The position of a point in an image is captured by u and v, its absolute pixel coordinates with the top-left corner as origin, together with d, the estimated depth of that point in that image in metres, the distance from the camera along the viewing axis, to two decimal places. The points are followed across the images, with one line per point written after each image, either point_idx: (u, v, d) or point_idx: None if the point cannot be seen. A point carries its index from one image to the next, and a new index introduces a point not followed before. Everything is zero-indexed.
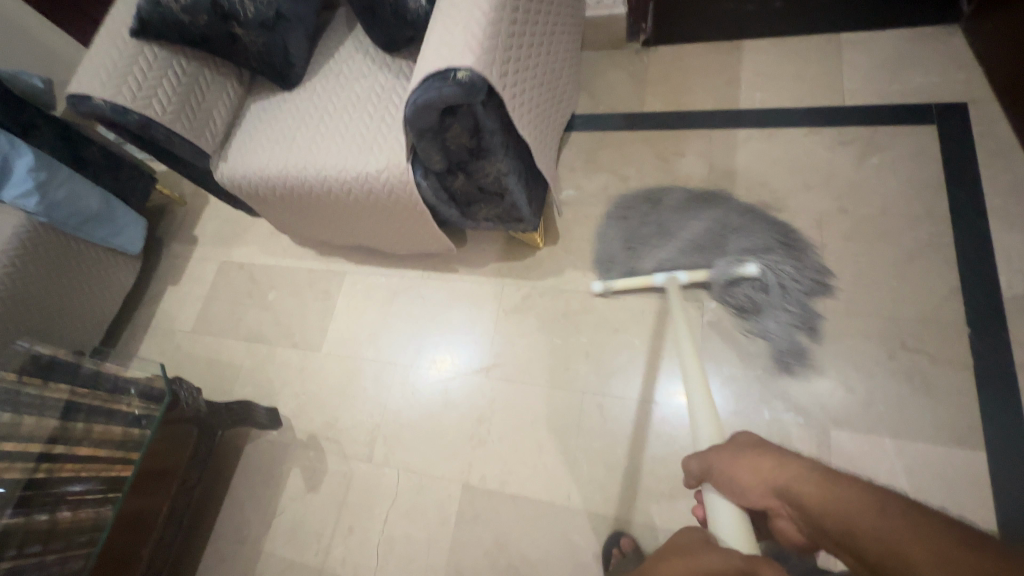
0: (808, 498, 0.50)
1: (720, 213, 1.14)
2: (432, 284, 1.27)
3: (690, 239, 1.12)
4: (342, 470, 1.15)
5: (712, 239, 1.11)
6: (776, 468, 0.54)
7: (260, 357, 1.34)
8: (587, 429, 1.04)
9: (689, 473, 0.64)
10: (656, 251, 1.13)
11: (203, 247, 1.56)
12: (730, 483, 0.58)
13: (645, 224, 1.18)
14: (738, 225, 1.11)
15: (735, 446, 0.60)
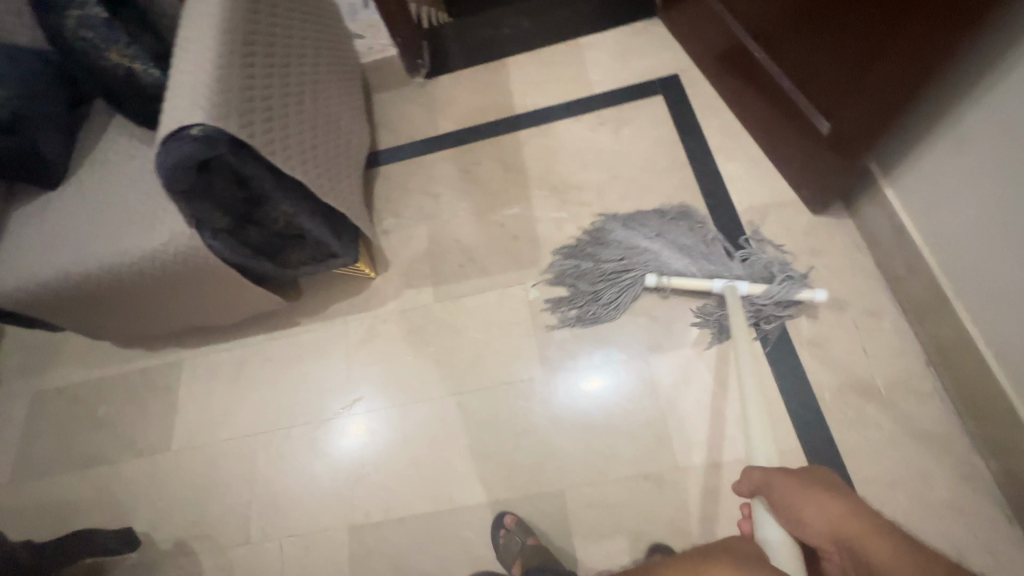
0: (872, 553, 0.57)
1: (679, 222, 1.16)
2: (278, 343, 1.25)
3: (656, 260, 1.11)
4: (223, 564, 1.06)
5: (679, 248, 1.11)
6: (841, 519, 0.60)
7: (103, 479, 1.20)
8: (457, 429, 1.09)
9: (747, 478, 0.71)
10: (632, 280, 1.11)
11: (8, 383, 1.37)
12: (786, 509, 0.65)
13: (607, 261, 1.13)
14: (695, 232, 1.13)
15: (807, 478, 0.66)
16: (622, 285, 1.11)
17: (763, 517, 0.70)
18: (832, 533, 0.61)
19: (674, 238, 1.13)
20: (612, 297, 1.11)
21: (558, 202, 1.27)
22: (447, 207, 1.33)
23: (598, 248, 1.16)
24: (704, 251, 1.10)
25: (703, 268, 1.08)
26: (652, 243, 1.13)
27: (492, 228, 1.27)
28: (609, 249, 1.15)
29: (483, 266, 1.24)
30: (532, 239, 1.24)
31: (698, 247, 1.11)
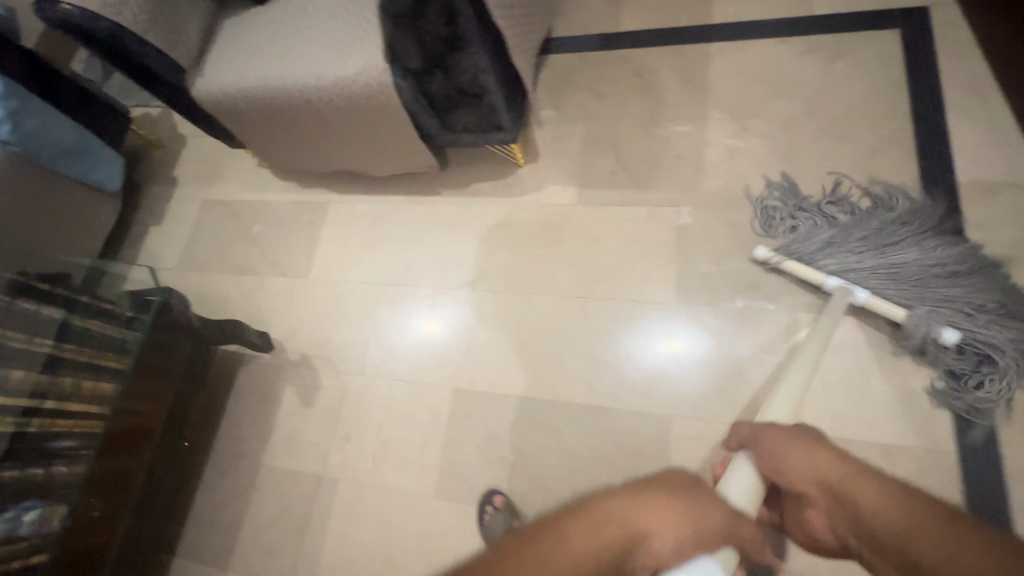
0: (859, 500, 0.59)
1: (965, 270, 0.90)
2: (416, 207, 1.29)
3: (889, 262, 0.93)
4: (338, 386, 1.18)
5: (914, 276, 0.91)
6: (828, 466, 0.62)
7: (249, 286, 1.35)
8: (573, 330, 1.09)
9: (738, 431, 0.72)
10: (846, 251, 0.96)
11: (184, 187, 1.55)
12: (773, 458, 0.66)
13: (857, 229, 0.97)
14: (960, 296, 0.88)
15: (789, 429, 0.68)
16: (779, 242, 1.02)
17: (732, 468, 0.70)
18: (818, 479, 0.62)
19: (926, 268, 0.91)
20: (806, 258, 0.99)
21: (736, 128, 1.15)
22: (610, 110, 1.24)
23: (871, 215, 0.98)
24: (934, 303, 0.89)
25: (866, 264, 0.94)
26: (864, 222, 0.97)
27: (654, 142, 1.19)
28: (865, 221, 0.97)
29: (636, 179, 1.17)
30: (697, 162, 1.14)
31: (931, 292, 0.90)
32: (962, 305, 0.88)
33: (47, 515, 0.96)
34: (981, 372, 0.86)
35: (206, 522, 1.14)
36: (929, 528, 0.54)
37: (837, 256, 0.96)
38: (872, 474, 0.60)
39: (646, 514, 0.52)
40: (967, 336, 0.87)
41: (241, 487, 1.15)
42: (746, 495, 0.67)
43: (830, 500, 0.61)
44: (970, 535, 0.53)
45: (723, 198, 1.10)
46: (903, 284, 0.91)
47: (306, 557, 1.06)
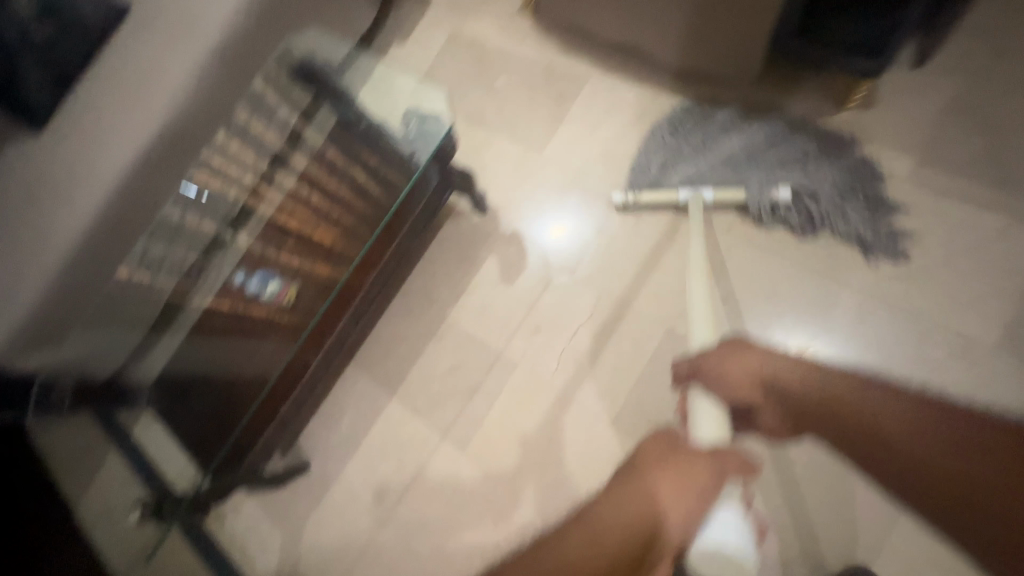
0: (789, 384, 0.69)
1: (780, 137, 1.05)
2: (694, 118, 1.12)
3: (704, 174, 1.07)
4: (547, 277, 1.13)
5: (730, 158, 1.06)
6: (761, 364, 0.70)
7: (477, 139, 1.28)
8: (832, 322, 0.99)
9: (678, 366, 0.72)
10: (689, 165, 1.08)
11: (435, 9, 1.45)
12: (716, 379, 0.70)
13: (686, 142, 1.10)
14: (820, 170, 1.02)
15: (718, 352, 0.72)
16: (668, 171, 1.10)
17: (693, 409, 0.68)
18: (756, 379, 0.70)
19: (802, 172, 1.02)
20: (659, 182, 1.10)
21: None
22: None
23: (692, 137, 1.10)
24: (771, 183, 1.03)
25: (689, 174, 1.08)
26: (722, 136, 1.08)
27: None
28: (717, 141, 1.08)
29: None
30: None
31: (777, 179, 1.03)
32: (806, 184, 1.01)
33: (286, 291, 1.05)
34: (817, 217, 1.01)
35: (384, 347, 1.20)
36: (861, 400, 0.66)
37: (694, 177, 1.07)
38: (791, 359, 0.72)
39: (627, 504, 0.58)
40: (805, 187, 1.01)
41: (423, 330, 1.19)
42: (719, 433, 0.65)
43: (775, 395, 0.71)
44: (903, 397, 0.66)
45: None
46: (732, 171, 1.06)
47: (467, 418, 1.09)
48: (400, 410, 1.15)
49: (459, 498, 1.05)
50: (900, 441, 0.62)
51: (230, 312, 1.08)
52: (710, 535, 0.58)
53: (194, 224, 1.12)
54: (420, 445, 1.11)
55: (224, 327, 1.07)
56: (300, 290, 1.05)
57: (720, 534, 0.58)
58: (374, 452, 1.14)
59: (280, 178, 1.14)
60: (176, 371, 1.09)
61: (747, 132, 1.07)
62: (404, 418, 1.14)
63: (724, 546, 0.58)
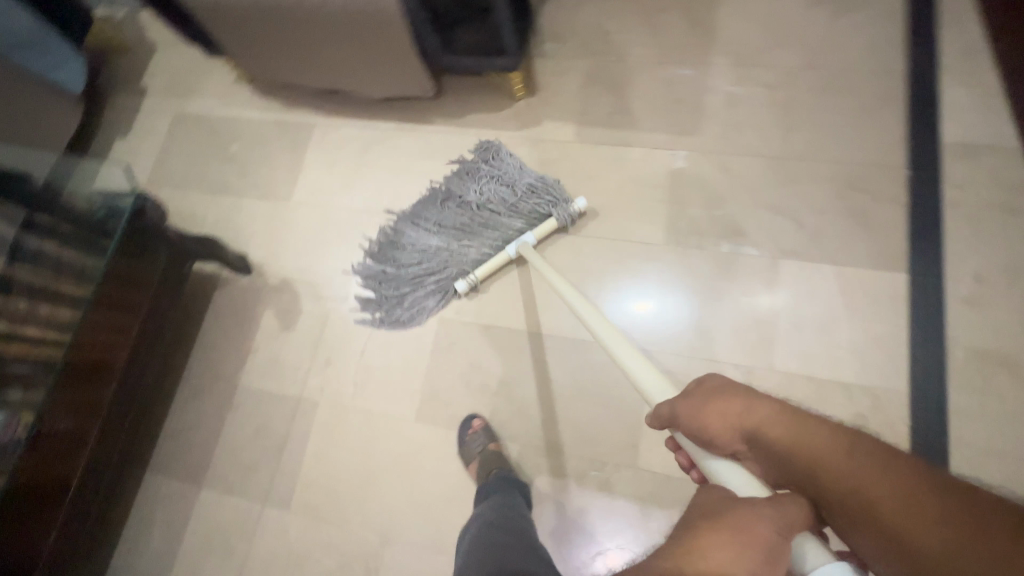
0: (776, 441, 0.54)
1: (417, 211, 1.15)
2: (410, 135, 1.25)
3: (457, 254, 1.10)
4: (323, 311, 1.16)
5: (465, 218, 1.11)
6: (746, 412, 0.56)
7: (226, 207, 1.29)
8: (558, 264, 1.10)
9: (655, 416, 0.62)
10: (478, 247, 1.09)
11: (157, 97, 1.45)
12: (698, 431, 0.57)
13: (408, 266, 1.12)
14: (468, 187, 1.14)
15: (703, 395, 0.60)
16: (470, 257, 1.09)
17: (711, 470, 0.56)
18: (739, 429, 0.56)
19: (480, 190, 1.12)
20: (482, 257, 1.10)
21: (738, 75, 1.15)
22: (616, 46, 1.21)
23: (377, 268, 1.14)
24: (500, 206, 1.10)
25: (492, 244, 1.09)
26: (431, 223, 1.13)
27: (656, 84, 1.17)
28: (408, 251, 1.13)
29: (635, 118, 1.16)
30: (697, 105, 1.14)
31: (480, 210, 1.11)
32: (506, 185, 1.12)
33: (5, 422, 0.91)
34: (527, 170, 1.12)
35: (181, 440, 1.13)
36: (828, 446, 0.52)
37: (484, 245, 1.09)
38: (778, 402, 0.56)
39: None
40: (524, 169, 1.13)
41: (218, 406, 1.14)
42: (747, 480, 0.53)
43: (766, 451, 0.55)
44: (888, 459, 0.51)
45: (720, 142, 1.11)
46: (483, 224, 1.10)
47: (285, 473, 1.07)
48: (214, 496, 1.08)
49: (296, 555, 1.01)
50: (893, 523, 0.48)
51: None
52: None
53: None
54: (243, 522, 1.05)
55: None
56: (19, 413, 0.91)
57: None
58: (195, 551, 1.05)
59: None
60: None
61: (452, 188, 1.15)
62: (219, 502, 1.07)
63: None
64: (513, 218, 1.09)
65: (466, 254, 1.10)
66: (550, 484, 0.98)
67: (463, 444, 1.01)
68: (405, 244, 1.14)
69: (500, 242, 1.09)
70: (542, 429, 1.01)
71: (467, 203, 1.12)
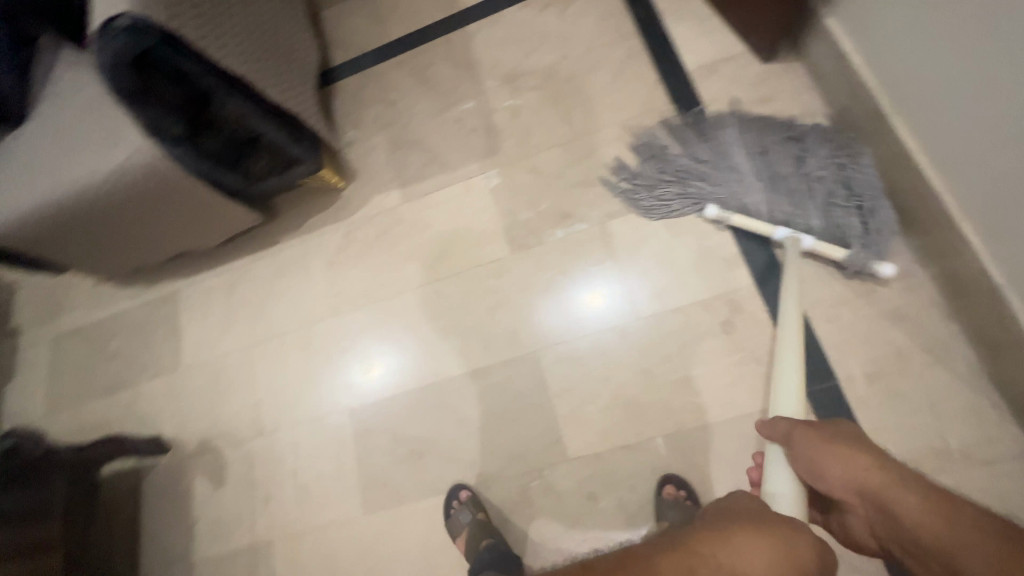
0: (897, 510, 0.63)
1: (762, 136, 1.04)
2: (263, 261, 1.31)
3: (735, 184, 1.03)
4: (246, 453, 1.18)
5: (789, 181, 1.00)
6: (863, 473, 0.65)
7: (126, 400, 1.31)
8: (431, 312, 1.16)
9: (772, 430, 0.75)
10: (757, 202, 1.01)
11: (29, 330, 1.48)
12: (806, 463, 0.70)
13: (693, 161, 1.07)
14: (816, 148, 1.00)
15: (825, 431, 0.70)
16: (716, 189, 1.05)
17: (773, 473, 0.75)
18: (855, 487, 0.65)
19: (827, 163, 0.98)
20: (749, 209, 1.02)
21: (510, 90, 1.28)
22: (405, 111, 1.34)
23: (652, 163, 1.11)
24: (834, 196, 0.97)
25: (754, 206, 1.02)
26: (741, 158, 1.04)
27: (449, 126, 1.29)
28: (708, 150, 1.07)
29: (444, 161, 1.26)
30: (488, 129, 1.26)
31: (817, 182, 0.99)
32: (853, 183, 0.96)
33: None
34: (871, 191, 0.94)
35: None
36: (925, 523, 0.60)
37: (769, 204, 1.01)
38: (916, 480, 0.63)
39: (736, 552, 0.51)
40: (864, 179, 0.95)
41: None
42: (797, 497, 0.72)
43: (869, 500, 0.65)
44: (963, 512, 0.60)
45: (520, 150, 1.22)
46: (815, 196, 0.98)
47: None
48: None
49: None
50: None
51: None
52: None
53: None
54: None
55: None
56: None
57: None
58: None
59: None
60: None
61: (804, 146, 1.01)
62: None
63: None
64: (803, 228, 0.98)
65: (726, 187, 1.04)
66: (505, 514, 1.00)
67: (451, 515, 1.00)
68: (692, 147, 1.08)
69: (772, 215, 1.01)
70: (474, 466, 1.04)
71: (807, 171, 0.99)
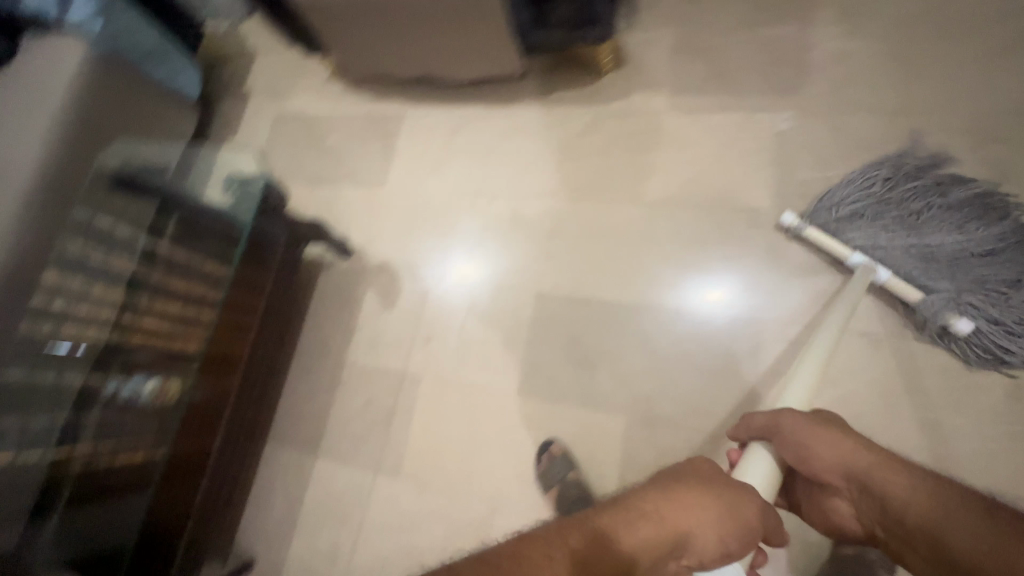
0: (881, 485, 0.64)
1: (1015, 248, 0.88)
2: (498, 116, 1.26)
3: (904, 222, 0.93)
4: (421, 290, 1.20)
5: (948, 255, 0.90)
6: (846, 456, 0.66)
7: (326, 196, 1.37)
8: (658, 235, 1.08)
9: (758, 424, 0.75)
10: (881, 233, 0.93)
11: (257, 99, 1.56)
12: (795, 445, 0.70)
13: (898, 181, 0.95)
14: (1021, 300, 0.86)
15: (815, 419, 0.71)
16: (875, 214, 0.95)
17: (750, 457, 0.75)
18: (847, 470, 0.66)
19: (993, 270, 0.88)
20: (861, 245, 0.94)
21: (845, 28, 1.08)
22: (707, 10, 1.17)
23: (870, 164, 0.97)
24: (965, 288, 0.88)
25: (881, 242, 0.92)
26: (938, 211, 0.92)
27: (753, 44, 1.12)
28: (922, 183, 0.94)
29: (732, 82, 1.11)
30: (801, 64, 1.08)
31: (964, 268, 0.89)
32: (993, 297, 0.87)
33: (165, 390, 1.01)
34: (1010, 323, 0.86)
35: (297, 413, 1.21)
36: (905, 499, 0.61)
37: (917, 253, 0.90)
38: (906, 467, 0.64)
39: (689, 510, 0.58)
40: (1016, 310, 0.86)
41: (328, 382, 1.21)
42: (767, 474, 0.72)
43: (855, 483, 0.66)
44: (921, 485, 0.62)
45: (830, 100, 1.05)
46: (953, 275, 0.89)
47: (393, 442, 1.12)
48: (328, 466, 1.14)
49: (409, 523, 1.06)
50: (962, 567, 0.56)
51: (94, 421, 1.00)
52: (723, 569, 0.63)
53: None
54: (358, 491, 1.11)
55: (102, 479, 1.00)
56: (178, 384, 1.01)
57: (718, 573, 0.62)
58: (316, 516, 1.12)
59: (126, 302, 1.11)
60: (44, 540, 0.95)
61: (1004, 249, 0.88)
62: (333, 470, 1.14)
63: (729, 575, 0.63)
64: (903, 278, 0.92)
65: (892, 211, 0.94)
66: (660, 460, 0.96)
67: (541, 466, 0.99)
68: (914, 172, 0.95)
69: (887, 251, 0.92)
70: (648, 402, 0.99)
71: (974, 262, 0.89)
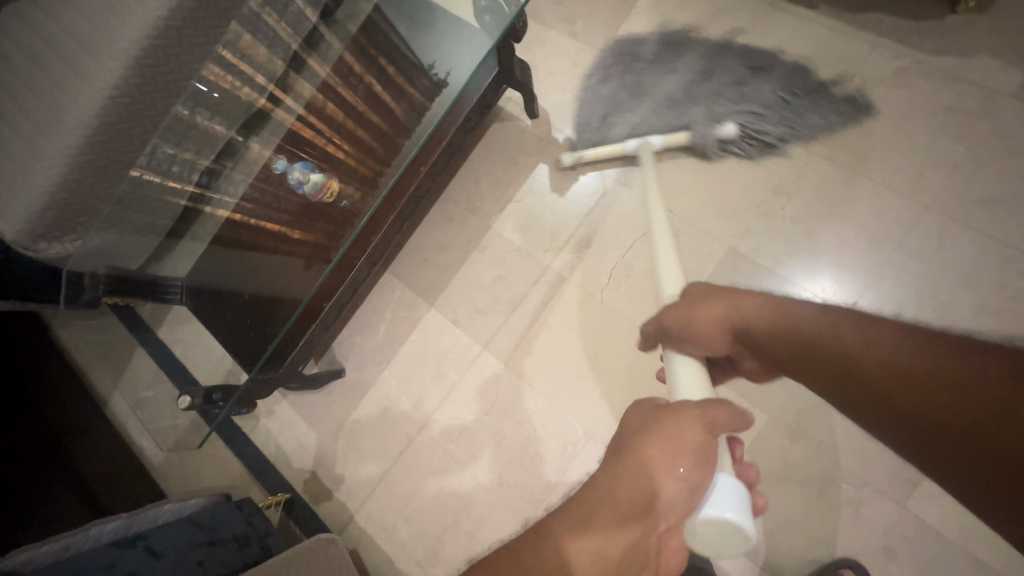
0: (771, 324, 0.49)
1: (722, 70, 1.02)
2: (784, 21, 1.03)
3: (631, 103, 1.05)
4: (599, 189, 1.07)
5: (675, 94, 1.02)
6: (733, 309, 0.51)
7: (531, 33, 1.16)
8: (912, 248, 0.90)
9: (647, 337, 0.60)
10: (627, 113, 1.05)
11: None
12: (684, 330, 0.54)
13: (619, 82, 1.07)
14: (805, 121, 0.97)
15: (692, 297, 0.55)
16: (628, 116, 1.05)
17: (672, 369, 0.55)
18: (728, 325, 0.52)
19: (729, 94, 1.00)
20: (604, 138, 1.06)
21: None
22: None
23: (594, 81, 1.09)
24: (738, 116, 0.98)
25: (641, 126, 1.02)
26: (667, 78, 1.04)
27: None
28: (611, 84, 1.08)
29: None
30: None
31: (716, 92, 1.01)
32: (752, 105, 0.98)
33: (327, 185, 0.97)
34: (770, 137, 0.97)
35: (421, 256, 1.15)
36: (841, 336, 0.45)
37: (656, 120, 1.02)
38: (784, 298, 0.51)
39: (649, 462, 0.46)
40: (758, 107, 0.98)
41: (464, 240, 1.13)
42: (703, 383, 0.53)
43: (748, 346, 0.52)
44: (881, 327, 0.45)
45: None
46: (692, 105, 1.01)
47: (510, 329, 1.07)
48: (439, 322, 1.12)
49: (499, 408, 1.05)
50: (906, 399, 0.41)
51: (260, 193, 1.03)
52: (711, 505, 0.45)
53: (205, 123, 1.05)
54: (460, 356, 1.09)
55: (251, 240, 1.02)
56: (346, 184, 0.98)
57: (719, 501, 0.44)
58: (412, 360, 1.12)
59: (295, 82, 1.05)
60: (202, 278, 1.05)
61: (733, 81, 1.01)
62: (443, 328, 1.12)
63: (725, 518, 0.44)
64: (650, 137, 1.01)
65: (619, 108, 1.05)
66: (785, 467, 0.92)
67: None
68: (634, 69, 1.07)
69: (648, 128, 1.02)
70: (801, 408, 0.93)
71: (694, 93, 1.01)
